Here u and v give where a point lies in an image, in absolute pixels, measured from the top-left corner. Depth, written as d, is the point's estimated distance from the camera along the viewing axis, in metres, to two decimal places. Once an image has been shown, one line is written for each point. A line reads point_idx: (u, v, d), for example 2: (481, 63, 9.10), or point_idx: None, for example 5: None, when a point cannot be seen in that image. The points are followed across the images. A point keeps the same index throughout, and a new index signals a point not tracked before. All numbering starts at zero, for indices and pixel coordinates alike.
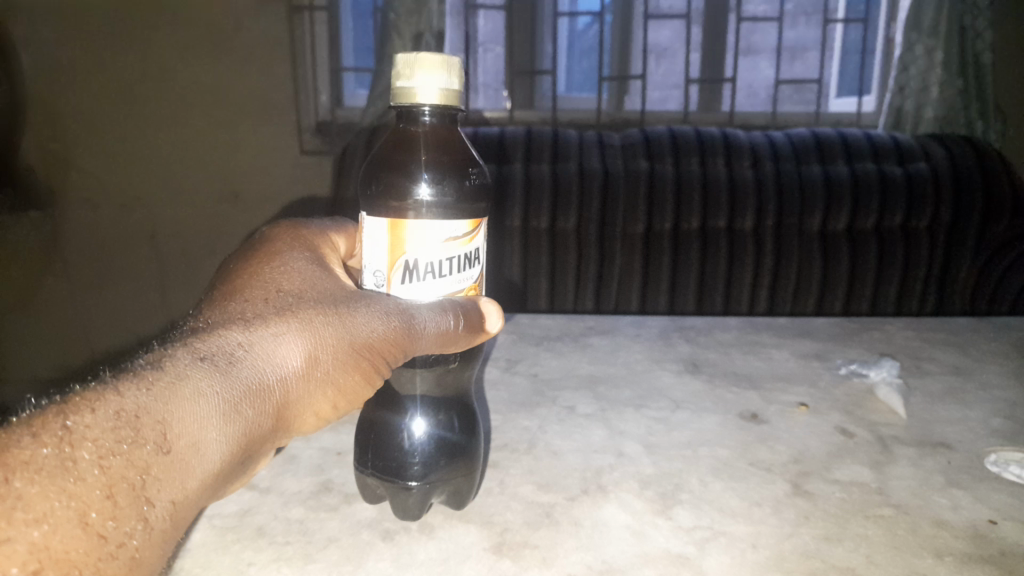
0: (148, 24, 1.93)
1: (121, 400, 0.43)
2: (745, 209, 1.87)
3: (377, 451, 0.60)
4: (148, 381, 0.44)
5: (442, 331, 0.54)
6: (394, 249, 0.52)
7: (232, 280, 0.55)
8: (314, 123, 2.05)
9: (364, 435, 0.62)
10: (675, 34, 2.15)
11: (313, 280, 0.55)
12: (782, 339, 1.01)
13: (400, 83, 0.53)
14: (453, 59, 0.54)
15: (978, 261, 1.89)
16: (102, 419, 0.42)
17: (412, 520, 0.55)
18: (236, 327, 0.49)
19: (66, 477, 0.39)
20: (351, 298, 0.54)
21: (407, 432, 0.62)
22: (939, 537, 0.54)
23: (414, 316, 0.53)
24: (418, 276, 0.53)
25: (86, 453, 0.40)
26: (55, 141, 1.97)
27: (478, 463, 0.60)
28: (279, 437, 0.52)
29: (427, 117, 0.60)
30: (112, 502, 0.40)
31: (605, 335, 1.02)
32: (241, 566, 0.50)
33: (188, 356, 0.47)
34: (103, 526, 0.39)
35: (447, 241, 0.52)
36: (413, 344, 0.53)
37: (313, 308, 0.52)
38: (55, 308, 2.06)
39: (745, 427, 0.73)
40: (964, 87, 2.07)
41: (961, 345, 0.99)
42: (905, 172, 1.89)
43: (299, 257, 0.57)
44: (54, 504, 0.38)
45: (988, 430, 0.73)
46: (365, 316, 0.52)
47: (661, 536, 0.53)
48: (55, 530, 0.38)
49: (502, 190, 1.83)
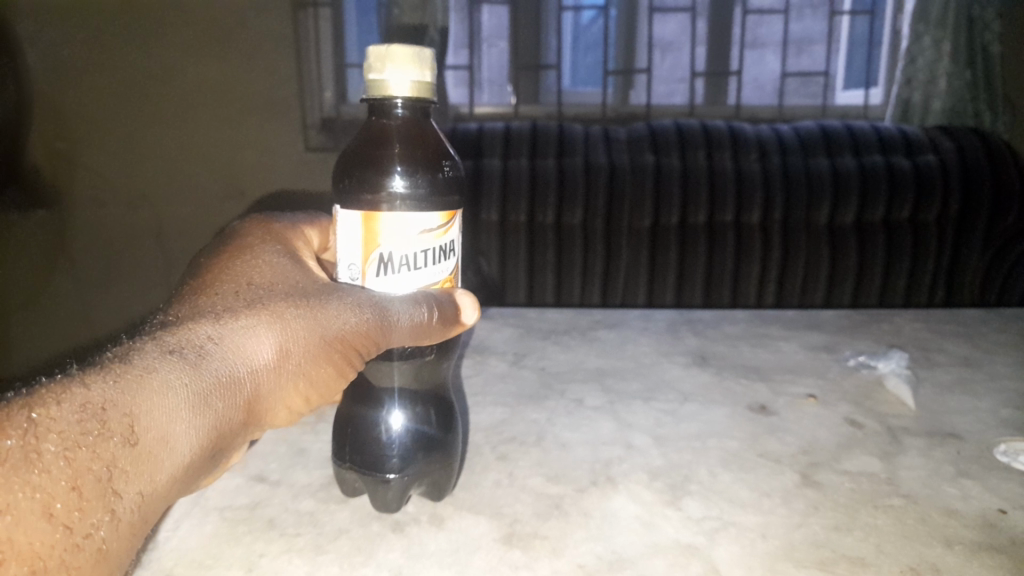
0: (153, 23, 1.93)
1: (88, 392, 0.43)
2: (752, 202, 1.86)
3: (356, 446, 0.59)
4: (115, 373, 0.44)
5: (416, 324, 0.54)
6: (369, 242, 0.52)
7: (203, 273, 0.54)
8: (319, 119, 2.07)
9: (341, 430, 0.61)
10: (681, 28, 2.15)
11: (285, 274, 0.55)
12: (791, 331, 1.01)
13: (372, 76, 0.53)
14: (425, 52, 0.54)
15: (985, 259, 1.89)
16: (68, 411, 0.42)
17: (391, 512, 0.55)
18: (206, 319, 0.49)
19: (30, 469, 0.39)
20: (323, 291, 0.54)
21: (385, 426, 0.60)
22: (949, 526, 0.54)
23: (388, 308, 0.53)
24: (393, 269, 0.53)
25: (51, 445, 0.40)
26: (60, 139, 1.98)
27: (455, 456, 0.60)
28: (251, 430, 0.52)
29: (400, 111, 0.60)
30: (77, 494, 0.40)
31: (612, 329, 1.02)
32: (253, 557, 0.50)
33: (157, 348, 0.47)
34: (69, 517, 0.40)
35: (422, 233, 0.52)
36: (384, 337, 0.54)
37: (284, 301, 0.52)
38: (61, 304, 2.08)
39: (754, 418, 0.73)
40: (972, 78, 2.06)
41: (970, 336, 0.99)
42: (913, 164, 1.88)
43: (272, 250, 0.57)
44: (18, 496, 0.39)
45: (997, 420, 0.73)
46: (337, 309, 0.53)
47: (671, 527, 0.53)
48: (17, 520, 0.38)
49: (507, 186, 1.84)
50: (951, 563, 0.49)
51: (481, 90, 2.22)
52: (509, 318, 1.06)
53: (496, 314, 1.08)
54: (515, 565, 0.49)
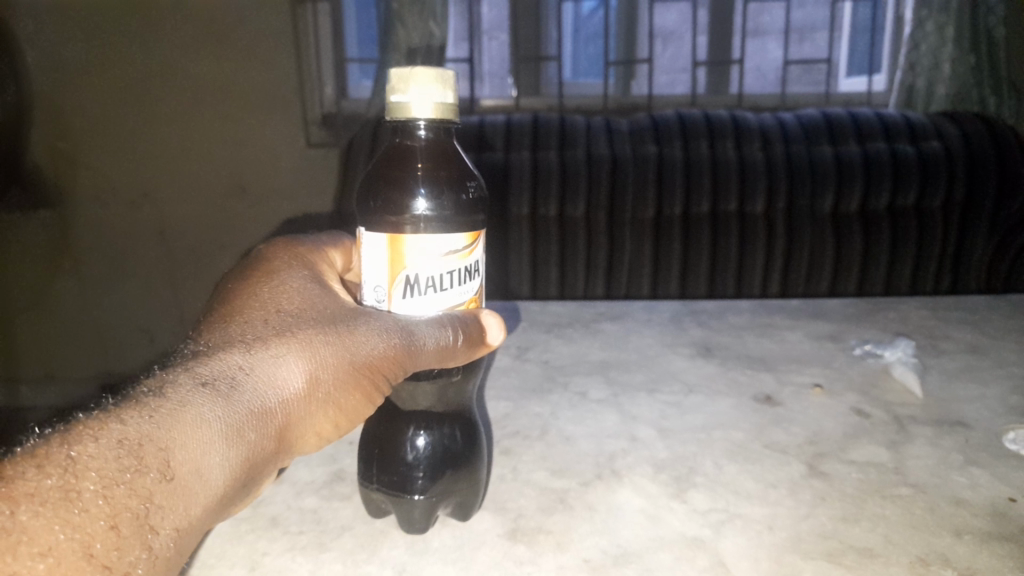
0: (153, 19, 1.92)
1: (125, 428, 0.42)
2: (756, 193, 1.85)
3: (383, 464, 0.57)
4: (151, 407, 0.44)
5: (441, 346, 0.55)
6: (395, 263, 0.52)
7: (230, 301, 0.54)
8: (320, 115, 2.07)
9: (368, 450, 0.59)
10: (681, 17, 2.14)
11: (312, 300, 0.55)
12: (796, 321, 1.00)
13: (395, 98, 0.53)
14: (447, 72, 0.53)
15: (992, 244, 1.87)
16: (106, 447, 0.41)
17: (417, 532, 0.52)
18: (237, 349, 0.49)
19: (70, 509, 0.38)
20: (351, 316, 0.54)
21: (413, 445, 0.58)
22: (958, 515, 0.53)
23: (413, 331, 0.54)
24: (418, 291, 0.53)
25: (90, 483, 0.39)
26: (63, 140, 1.97)
27: (480, 471, 0.58)
28: (281, 459, 0.52)
29: (423, 132, 0.60)
30: (116, 533, 0.39)
31: (616, 321, 1.02)
32: (256, 556, 0.50)
33: (190, 380, 0.46)
34: (108, 556, 0.38)
35: (447, 254, 0.52)
36: (411, 360, 0.54)
37: (312, 329, 0.52)
38: (65, 308, 2.10)
39: (760, 409, 0.73)
40: (976, 63, 2.04)
41: (977, 323, 0.98)
42: (918, 151, 1.86)
43: (298, 276, 0.57)
44: (59, 537, 0.37)
45: (1005, 407, 0.72)
46: (365, 334, 0.53)
47: (676, 520, 0.53)
48: (58, 563, 0.37)
49: (509, 179, 1.83)
50: (961, 553, 0.49)
51: (482, 83, 2.21)
52: (512, 311, 1.06)
53: (500, 307, 1.07)
54: (520, 561, 0.49)
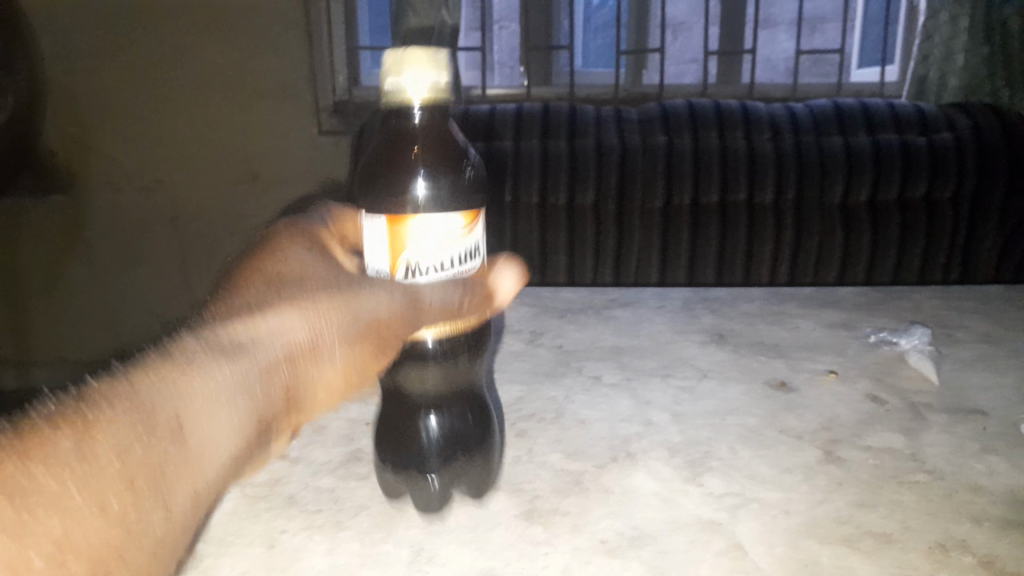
0: (164, 7, 1.91)
1: (132, 394, 0.42)
2: (766, 182, 1.84)
3: (395, 450, 0.61)
4: (156, 375, 0.44)
5: (447, 303, 0.54)
6: (395, 249, 0.53)
7: (235, 277, 0.54)
8: (332, 103, 2.05)
9: (386, 433, 0.63)
10: (692, 8, 2.15)
11: (318, 268, 0.54)
12: (809, 309, 1.00)
13: (389, 81, 0.53)
14: (441, 54, 0.53)
15: (1002, 237, 1.86)
16: (113, 410, 0.41)
17: (438, 521, 0.51)
18: (241, 318, 0.49)
19: (83, 467, 0.38)
20: (356, 279, 0.53)
21: (426, 429, 0.62)
22: (975, 502, 0.53)
23: (418, 292, 0.53)
24: (421, 273, 0.53)
25: (101, 443, 0.39)
26: (74, 125, 1.98)
27: (493, 450, 0.61)
28: (297, 423, 0.51)
29: (418, 113, 0.60)
30: (130, 492, 0.39)
31: (628, 307, 1.01)
32: (273, 534, 0.50)
33: (195, 350, 0.47)
34: (124, 514, 0.38)
35: (445, 235, 0.53)
36: (418, 318, 0.53)
37: (317, 292, 0.51)
38: (77, 292, 2.13)
39: (773, 395, 0.72)
40: (991, 54, 2.01)
41: (990, 312, 0.98)
42: (929, 141, 1.84)
43: (304, 247, 0.57)
44: (72, 495, 0.37)
45: (1021, 396, 0.72)
46: (371, 293, 0.52)
47: (692, 504, 0.53)
48: (73, 521, 0.37)
49: (519, 166, 1.83)
50: (980, 540, 0.49)
51: (492, 73, 2.22)
52: (523, 296, 1.06)
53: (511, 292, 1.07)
54: (538, 542, 0.49)
